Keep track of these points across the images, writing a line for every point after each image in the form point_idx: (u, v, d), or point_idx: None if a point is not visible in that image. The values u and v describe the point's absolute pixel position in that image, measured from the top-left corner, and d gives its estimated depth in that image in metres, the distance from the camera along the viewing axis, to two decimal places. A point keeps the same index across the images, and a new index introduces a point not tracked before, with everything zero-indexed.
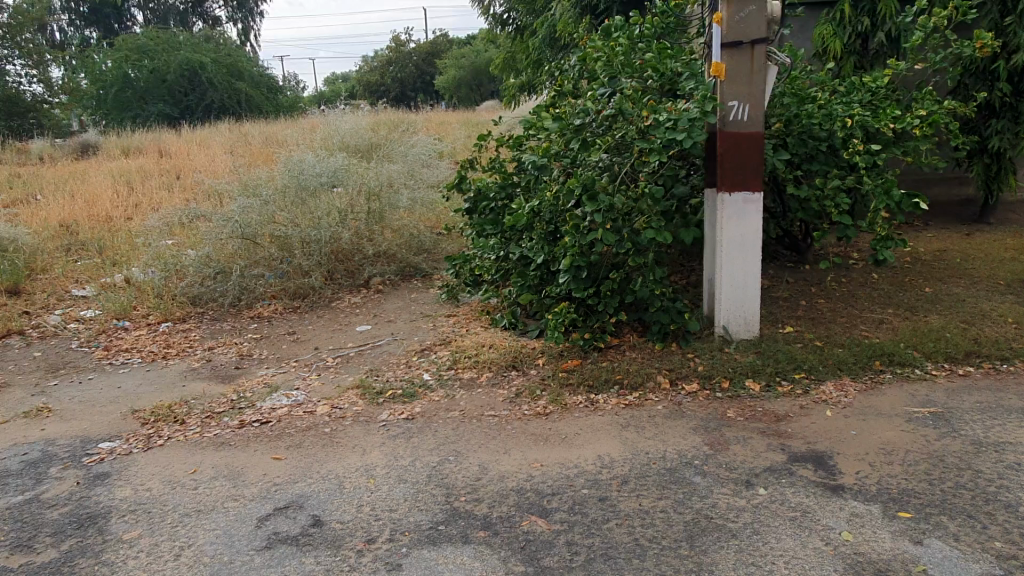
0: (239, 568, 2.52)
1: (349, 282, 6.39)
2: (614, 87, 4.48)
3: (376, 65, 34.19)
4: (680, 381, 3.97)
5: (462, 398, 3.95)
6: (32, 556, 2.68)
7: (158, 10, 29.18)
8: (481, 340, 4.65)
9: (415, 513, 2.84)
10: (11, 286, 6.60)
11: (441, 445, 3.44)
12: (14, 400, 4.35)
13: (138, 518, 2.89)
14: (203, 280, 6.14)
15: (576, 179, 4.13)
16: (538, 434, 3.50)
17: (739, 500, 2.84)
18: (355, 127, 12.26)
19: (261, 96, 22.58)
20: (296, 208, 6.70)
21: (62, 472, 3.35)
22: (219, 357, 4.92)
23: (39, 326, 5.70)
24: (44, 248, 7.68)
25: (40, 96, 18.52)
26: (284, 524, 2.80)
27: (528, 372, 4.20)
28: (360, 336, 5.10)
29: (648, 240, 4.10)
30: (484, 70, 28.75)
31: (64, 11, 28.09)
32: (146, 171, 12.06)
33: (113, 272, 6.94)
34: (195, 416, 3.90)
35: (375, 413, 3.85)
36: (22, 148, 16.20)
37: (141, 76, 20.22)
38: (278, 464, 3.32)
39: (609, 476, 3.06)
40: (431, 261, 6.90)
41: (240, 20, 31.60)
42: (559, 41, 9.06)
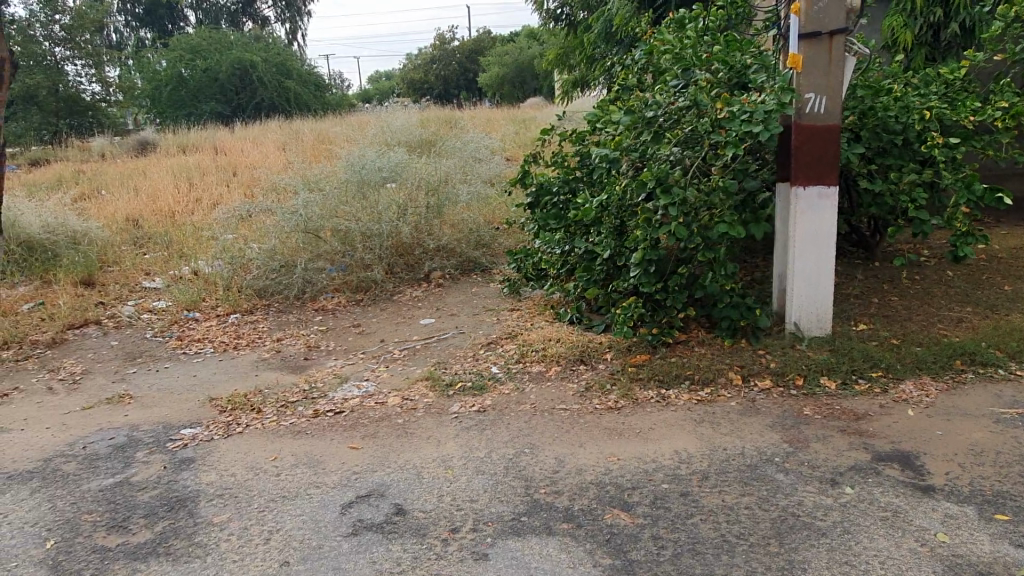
0: (328, 553, 2.57)
1: (410, 276, 6.46)
2: (686, 79, 4.44)
3: (419, 63, 34.42)
4: (752, 378, 3.92)
5: (532, 392, 3.96)
6: (128, 537, 2.76)
7: (210, 11, 29.93)
8: (548, 333, 4.65)
9: (496, 504, 2.86)
10: (85, 277, 6.84)
11: (515, 437, 3.45)
12: (97, 387, 4.50)
13: (226, 502, 2.97)
14: (268, 273, 6.26)
15: (648, 173, 4.09)
16: (612, 428, 3.50)
17: (826, 498, 2.79)
18: (406, 123, 12.35)
19: (310, 94, 22.94)
20: (358, 202, 6.81)
21: (148, 457, 3.45)
22: (288, 348, 5.02)
23: (114, 316, 5.89)
24: (113, 241, 7.94)
25: (98, 95, 19.15)
26: (368, 512, 2.84)
27: (597, 367, 4.20)
28: (425, 329, 5.15)
29: (720, 234, 4.05)
30: (528, 67, 28.73)
31: (120, 13, 28.99)
32: (204, 167, 12.39)
33: (180, 264, 7.14)
34: (271, 404, 3.98)
35: (447, 405, 3.88)
36: (84, 146, 16.77)
37: (194, 76, 20.70)
38: (356, 453, 3.37)
39: (689, 472, 3.04)
40: (490, 255, 6.92)
41: (289, 20, 32.21)
42: (614, 36, 8.94)
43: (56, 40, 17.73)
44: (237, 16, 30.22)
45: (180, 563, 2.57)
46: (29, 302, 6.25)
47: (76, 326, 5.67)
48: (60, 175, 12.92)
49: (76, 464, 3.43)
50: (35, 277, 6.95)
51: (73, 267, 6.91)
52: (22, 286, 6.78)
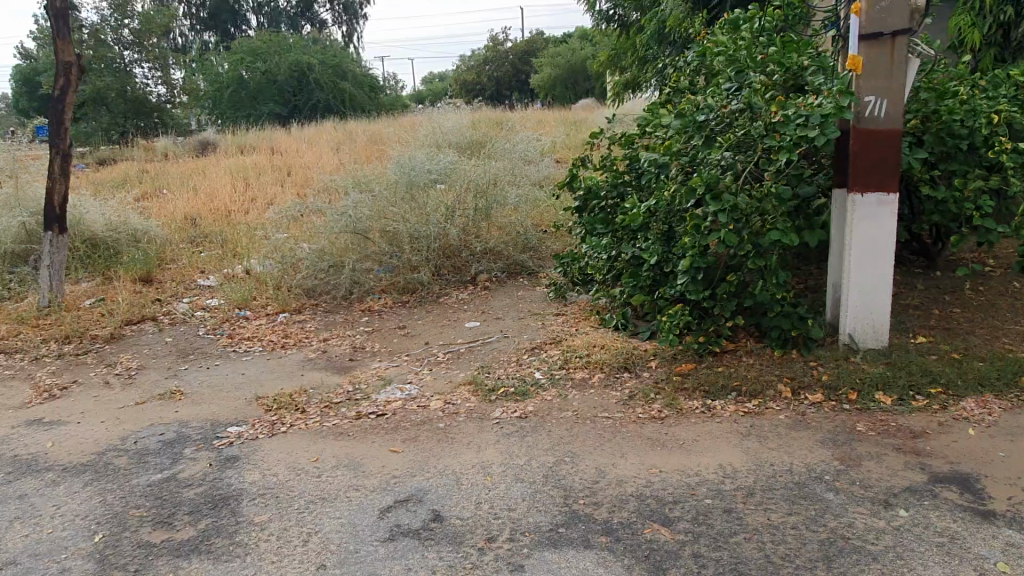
0: (365, 558, 2.57)
1: (457, 278, 6.47)
2: (740, 81, 4.33)
3: (472, 64, 34.62)
4: (803, 391, 3.79)
5: (574, 399, 3.92)
6: (172, 533, 2.82)
7: (271, 14, 30.68)
8: (592, 339, 4.59)
9: (535, 513, 2.82)
10: (144, 275, 7.04)
11: (556, 445, 3.41)
12: (150, 383, 4.63)
13: (266, 502, 3.00)
14: (317, 273, 6.36)
15: (699, 179, 3.99)
16: (655, 438, 3.42)
17: (879, 521, 2.67)
18: (457, 124, 12.42)
19: (365, 95, 23.27)
20: (407, 203, 6.84)
21: (196, 453, 3.52)
22: (334, 348, 5.07)
23: (169, 313, 6.05)
24: (171, 239, 8.19)
25: (163, 97, 19.85)
26: (405, 517, 2.84)
27: (641, 375, 4.12)
28: (470, 332, 5.14)
29: (772, 241, 3.92)
30: (580, 68, 28.58)
31: (186, 17, 29.99)
32: (261, 167, 12.67)
33: (234, 263, 7.30)
34: (315, 405, 4.03)
35: (488, 410, 3.86)
36: (149, 146, 17.40)
37: (254, 78, 21.26)
38: (396, 457, 3.38)
39: (733, 488, 2.95)
40: (537, 258, 6.88)
41: (346, 23, 32.84)
42: (668, 37, 8.82)
43: (126, 44, 18.49)
44: (297, 20, 30.93)
45: (220, 561, 2.61)
46: (91, 297, 6.48)
47: (133, 322, 5.85)
48: (125, 174, 13.40)
49: (127, 458, 3.53)
50: (97, 273, 7.20)
51: (133, 265, 7.14)
52: (86, 281, 7.04)
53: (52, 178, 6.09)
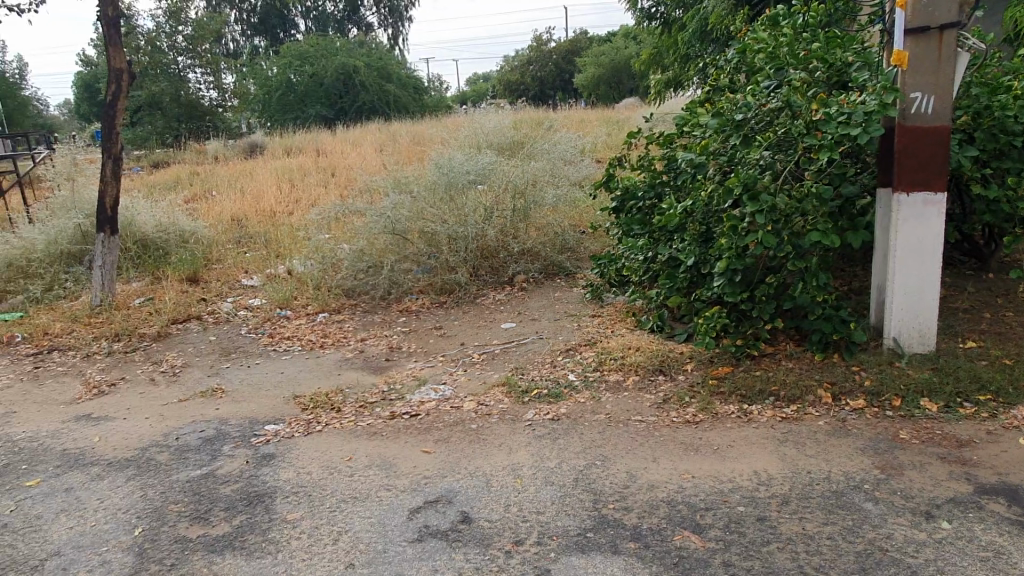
0: (393, 558, 2.59)
1: (494, 279, 6.48)
2: (780, 79, 4.23)
3: (516, 65, 34.69)
4: (843, 396, 3.68)
5: (607, 401, 3.88)
6: (208, 528, 2.89)
7: (319, 18, 31.26)
8: (627, 341, 4.55)
9: (563, 517, 2.80)
10: (191, 275, 7.23)
11: (587, 448, 3.39)
12: (193, 380, 4.75)
13: (299, 500, 3.05)
14: (357, 273, 6.44)
15: (736, 179, 3.92)
16: (689, 443, 3.37)
17: (919, 533, 2.58)
18: (498, 125, 12.44)
19: (409, 96, 23.48)
20: (445, 204, 6.88)
21: (234, 450, 3.60)
22: (371, 348, 5.13)
23: (214, 312, 6.20)
24: (218, 240, 8.39)
25: (215, 101, 20.40)
26: (434, 518, 2.85)
27: (676, 378, 4.07)
28: (505, 333, 5.14)
29: (812, 242, 3.82)
30: (624, 66, 28.39)
31: (238, 23, 30.78)
32: (306, 169, 12.90)
33: (276, 264, 7.44)
34: (350, 404, 4.08)
35: (521, 412, 3.85)
36: (200, 149, 17.89)
37: (301, 81, 21.66)
38: (428, 457, 3.40)
39: (767, 495, 2.88)
40: (575, 259, 6.85)
41: (391, 26, 33.26)
42: (710, 34, 8.71)
43: (180, 50, 19.16)
44: (344, 24, 31.52)
45: (252, 558, 2.66)
46: (140, 297, 6.68)
47: (179, 321, 6.01)
48: (176, 176, 13.80)
49: (169, 454, 3.62)
50: (147, 273, 7.42)
51: (181, 265, 7.34)
52: (136, 281, 7.26)
53: (104, 182, 6.29)
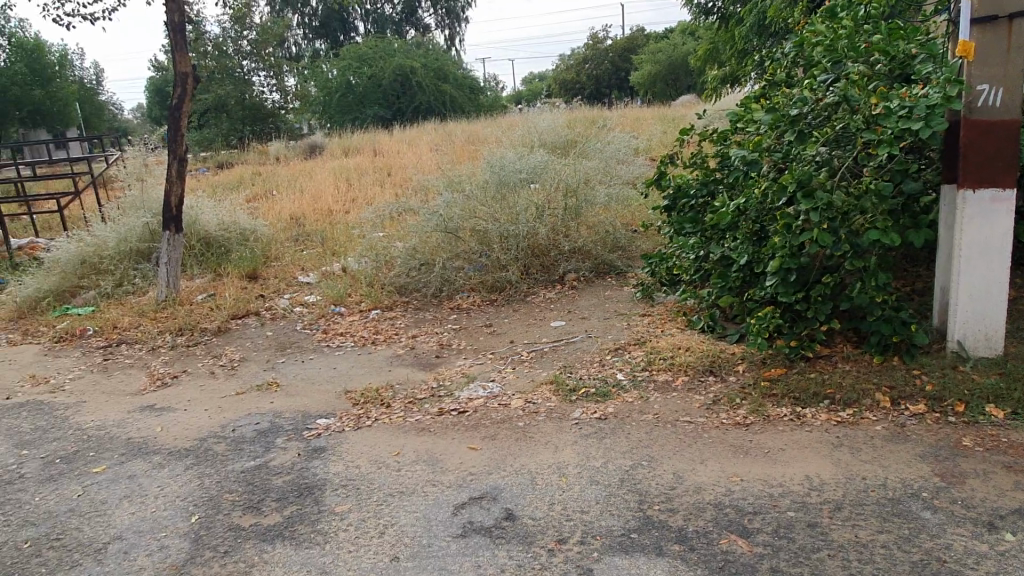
0: (437, 553, 2.62)
1: (545, 278, 6.47)
2: (838, 73, 4.11)
3: (572, 63, 34.54)
4: (903, 401, 3.55)
5: (656, 401, 3.84)
6: (260, 518, 2.97)
7: (378, 20, 31.77)
8: (677, 341, 4.48)
9: (608, 517, 2.78)
10: (250, 272, 7.45)
11: (633, 448, 3.35)
12: (251, 374, 4.90)
13: (347, 493, 3.11)
14: (410, 271, 6.53)
15: (791, 176, 3.82)
16: (739, 446, 3.30)
17: (981, 544, 2.47)
18: (552, 124, 12.42)
19: (465, 96, 23.63)
20: (497, 203, 6.91)
21: (286, 443, 3.69)
22: (422, 345, 5.19)
23: (271, 308, 6.37)
24: (277, 238, 8.62)
25: (277, 103, 20.98)
26: (479, 514, 2.87)
27: (727, 379, 3.99)
28: (554, 332, 5.14)
29: (870, 241, 3.69)
30: (681, 63, 27.97)
31: (300, 26, 31.54)
32: (362, 169, 13.14)
33: (332, 261, 7.60)
34: (400, 400, 4.13)
35: (568, 410, 3.84)
36: (262, 149, 18.42)
37: (360, 82, 22.05)
38: (474, 454, 3.42)
39: (819, 501, 2.80)
40: (627, 258, 6.79)
41: (448, 26, 33.55)
42: (769, 28, 8.53)
43: (245, 54, 19.81)
44: (402, 26, 31.99)
45: (302, 548, 2.72)
46: (203, 293, 6.91)
47: (238, 316, 6.19)
48: (239, 176, 14.23)
49: (225, 445, 3.74)
50: (210, 269, 7.68)
51: (241, 262, 7.56)
52: (200, 277, 7.52)
53: (170, 182, 6.53)
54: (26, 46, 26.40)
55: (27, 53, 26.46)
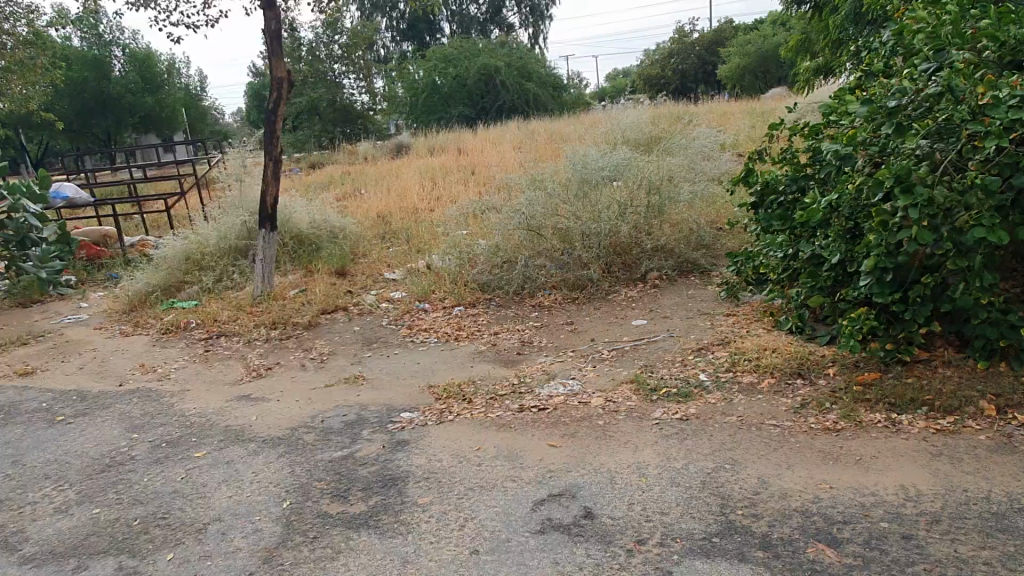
0: (516, 548, 2.65)
1: (627, 275, 6.42)
2: (941, 61, 3.89)
3: (657, 58, 33.97)
4: (1010, 410, 3.34)
5: (740, 404, 3.75)
6: (346, 506, 3.08)
7: (463, 21, 32.19)
8: (764, 342, 4.36)
9: (689, 520, 2.74)
10: (339, 268, 7.71)
11: (716, 451, 3.29)
12: (340, 367, 5.07)
13: (430, 486, 3.18)
14: (492, 268, 6.60)
15: (887, 170, 3.65)
16: (828, 452, 3.19)
17: None
18: (636, 120, 12.27)
19: (548, 94, 23.64)
20: (579, 200, 6.89)
21: (372, 435, 3.81)
22: (504, 342, 5.24)
23: (359, 304, 6.58)
24: (365, 236, 8.88)
25: (366, 105, 21.64)
26: (558, 512, 2.88)
27: (817, 383, 3.85)
28: (636, 331, 5.09)
29: (976, 240, 3.47)
30: (772, 55, 27.04)
31: (388, 30, 32.33)
32: (447, 167, 13.35)
33: (417, 258, 7.77)
34: (481, 396, 4.19)
35: (649, 410, 3.80)
36: (351, 150, 18.99)
37: (445, 83, 22.42)
38: (554, 451, 3.43)
39: (915, 512, 2.67)
40: (711, 256, 6.64)
41: (532, 25, 33.62)
42: (866, 16, 8.15)
43: (336, 58, 20.63)
44: (487, 26, 32.34)
45: (385, 537, 2.81)
46: (295, 288, 7.20)
47: (328, 311, 6.42)
48: (330, 176, 14.74)
49: (315, 435, 3.90)
50: (302, 265, 7.99)
51: (331, 259, 7.84)
52: (292, 273, 7.83)
53: (265, 182, 6.83)
54: (138, 55, 28.17)
55: (138, 63, 28.24)
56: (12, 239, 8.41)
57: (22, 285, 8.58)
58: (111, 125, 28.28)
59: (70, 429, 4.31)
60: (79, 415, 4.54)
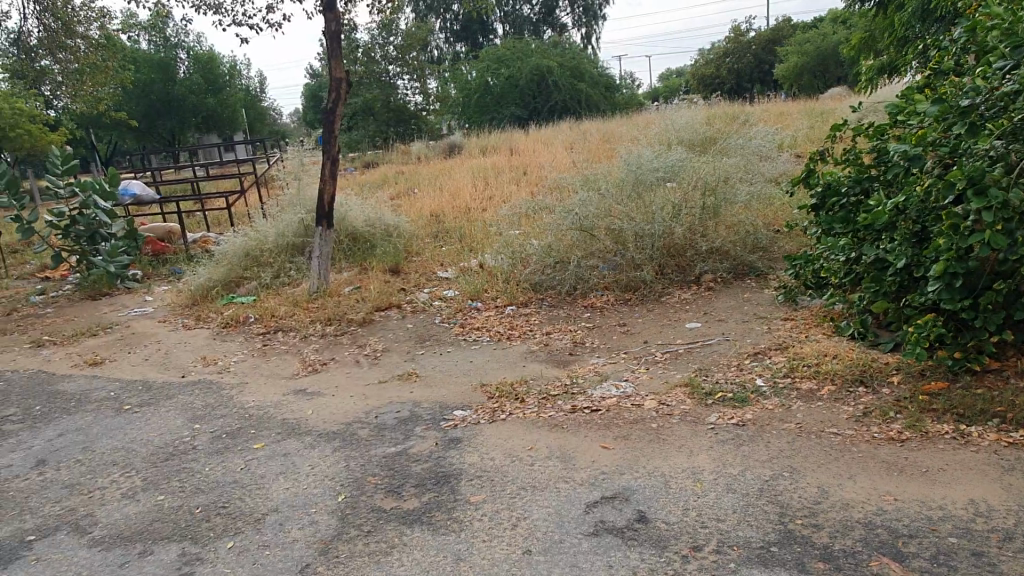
0: (569, 549, 2.64)
1: (680, 277, 6.33)
2: (1018, 59, 3.72)
3: (712, 57, 33.43)
4: None
5: (799, 410, 3.65)
6: (400, 502, 3.12)
7: (516, 21, 32.27)
8: (824, 348, 4.25)
9: (746, 527, 2.69)
10: (393, 266, 7.80)
11: (774, 458, 3.22)
12: (393, 364, 5.14)
13: (482, 484, 3.20)
14: (545, 268, 6.59)
15: (959, 171, 3.51)
16: (892, 462, 3.09)
17: None
18: (691, 120, 12.11)
19: (601, 94, 23.50)
20: (633, 201, 6.83)
21: (425, 432, 3.85)
22: (556, 342, 5.23)
23: (412, 302, 6.65)
24: (418, 235, 8.97)
25: (419, 105, 21.92)
26: (611, 514, 2.86)
27: (880, 391, 3.73)
28: (690, 333, 5.02)
29: None
30: (832, 54, 26.33)
31: (442, 31, 32.63)
32: (499, 167, 13.39)
33: (469, 257, 7.81)
34: (533, 396, 4.19)
35: (704, 414, 3.74)
36: (405, 149, 19.22)
37: (498, 83, 22.49)
38: (607, 453, 3.41)
39: (986, 528, 2.57)
40: (768, 259, 6.50)
41: (585, 25, 33.50)
42: (935, 13, 7.87)
43: (390, 59, 21.20)
44: (539, 26, 32.37)
45: (438, 533, 2.83)
46: (350, 285, 7.31)
47: (381, 309, 6.50)
48: (384, 175, 14.94)
49: (369, 431, 3.95)
50: (357, 263, 8.12)
51: (385, 257, 7.94)
52: (347, 270, 7.96)
53: (323, 181, 6.95)
54: (201, 58, 29.07)
55: (202, 65, 29.15)
56: (82, 234, 8.90)
57: (92, 278, 8.97)
58: (176, 125, 29.24)
59: (136, 418, 4.47)
60: (145, 404, 4.70)
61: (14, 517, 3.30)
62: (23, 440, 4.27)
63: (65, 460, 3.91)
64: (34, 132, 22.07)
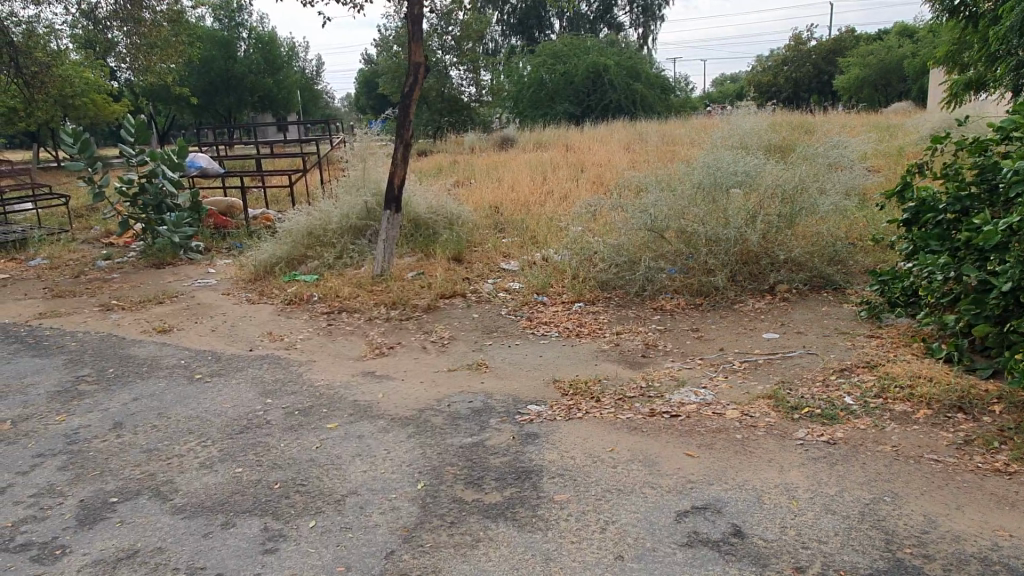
0: (662, 559, 2.54)
1: (754, 286, 6.15)
2: None
3: (770, 64, 32.73)
4: None
5: (894, 433, 3.49)
6: (482, 494, 3.05)
7: (572, 19, 32.16)
8: (917, 369, 4.05)
9: (850, 552, 2.56)
10: (456, 254, 7.75)
11: (873, 480, 3.07)
12: (461, 353, 5.08)
13: (565, 483, 3.11)
14: (613, 266, 6.47)
15: None
16: (1002, 495, 2.92)
17: None
18: (757, 126, 11.83)
19: (656, 95, 23.20)
20: (706, 204, 6.67)
21: (500, 425, 3.78)
22: (627, 343, 5.11)
23: (477, 292, 6.59)
24: (479, 225, 8.91)
25: (473, 97, 21.91)
26: (704, 526, 2.75)
27: (981, 419, 3.54)
28: (768, 344, 4.85)
29: None
30: (897, 67, 25.50)
31: (498, 24, 32.62)
32: (557, 163, 13.28)
33: (532, 251, 7.73)
34: (609, 396, 4.09)
35: (792, 429, 3.60)
36: (459, 140, 19.23)
37: (553, 79, 22.39)
38: (692, 461, 3.29)
39: None
40: (846, 272, 6.28)
41: (643, 25, 33.19)
42: None
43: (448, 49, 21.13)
44: (596, 24, 32.26)
45: (524, 530, 2.76)
46: (413, 270, 7.29)
47: (446, 296, 6.46)
48: (439, 164, 14.94)
49: (442, 419, 3.90)
50: (419, 248, 8.10)
51: (448, 245, 7.90)
52: (409, 256, 7.93)
53: (394, 164, 6.93)
54: (262, 38, 29.50)
55: (262, 45, 29.57)
56: (149, 203, 9.00)
57: (156, 247, 9.05)
58: (234, 103, 29.72)
59: (208, 388, 4.48)
60: (215, 375, 4.73)
61: (95, 477, 3.32)
62: (99, 402, 4.32)
63: (141, 425, 3.93)
64: (100, 101, 22.64)
